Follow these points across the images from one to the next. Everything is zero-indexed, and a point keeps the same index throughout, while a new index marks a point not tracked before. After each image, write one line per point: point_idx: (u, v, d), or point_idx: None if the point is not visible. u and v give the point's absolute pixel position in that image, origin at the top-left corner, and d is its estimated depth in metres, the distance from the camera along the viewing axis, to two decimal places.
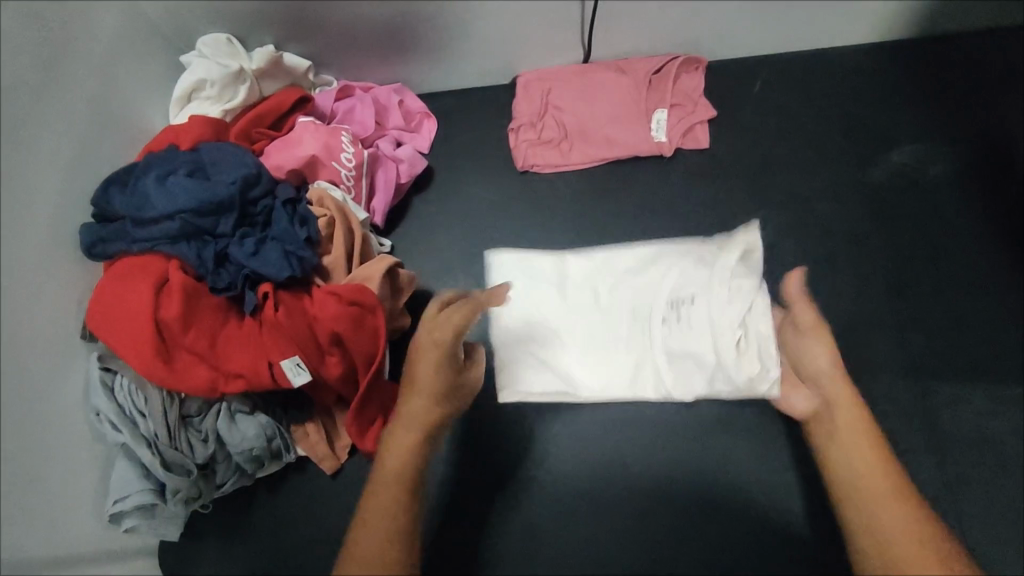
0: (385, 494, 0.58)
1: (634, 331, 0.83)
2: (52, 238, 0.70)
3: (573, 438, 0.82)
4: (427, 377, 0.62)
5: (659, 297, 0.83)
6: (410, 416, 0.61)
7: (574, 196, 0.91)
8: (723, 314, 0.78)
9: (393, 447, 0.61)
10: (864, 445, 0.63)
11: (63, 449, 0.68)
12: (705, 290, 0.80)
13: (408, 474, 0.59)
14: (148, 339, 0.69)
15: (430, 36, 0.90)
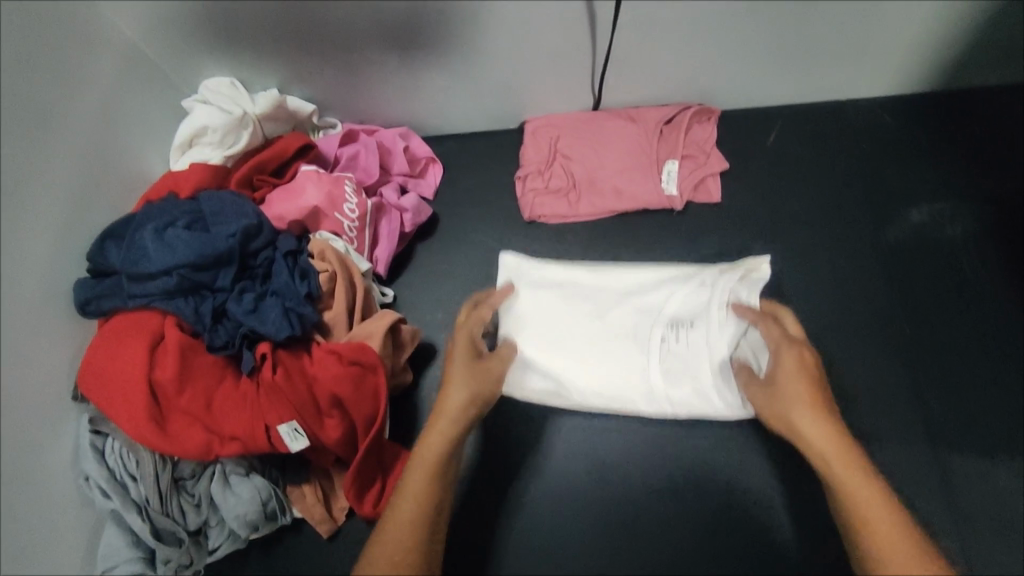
0: (418, 479, 0.61)
1: (634, 346, 0.82)
2: (45, 294, 0.68)
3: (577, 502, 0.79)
4: (462, 369, 0.68)
5: (660, 318, 0.82)
6: (445, 408, 0.64)
7: (581, 249, 0.89)
8: (714, 346, 0.79)
9: (427, 438, 0.63)
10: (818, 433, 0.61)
11: (50, 515, 0.65)
12: (707, 313, 0.81)
13: (436, 462, 0.62)
14: (142, 401, 0.67)
15: (437, 83, 0.89)
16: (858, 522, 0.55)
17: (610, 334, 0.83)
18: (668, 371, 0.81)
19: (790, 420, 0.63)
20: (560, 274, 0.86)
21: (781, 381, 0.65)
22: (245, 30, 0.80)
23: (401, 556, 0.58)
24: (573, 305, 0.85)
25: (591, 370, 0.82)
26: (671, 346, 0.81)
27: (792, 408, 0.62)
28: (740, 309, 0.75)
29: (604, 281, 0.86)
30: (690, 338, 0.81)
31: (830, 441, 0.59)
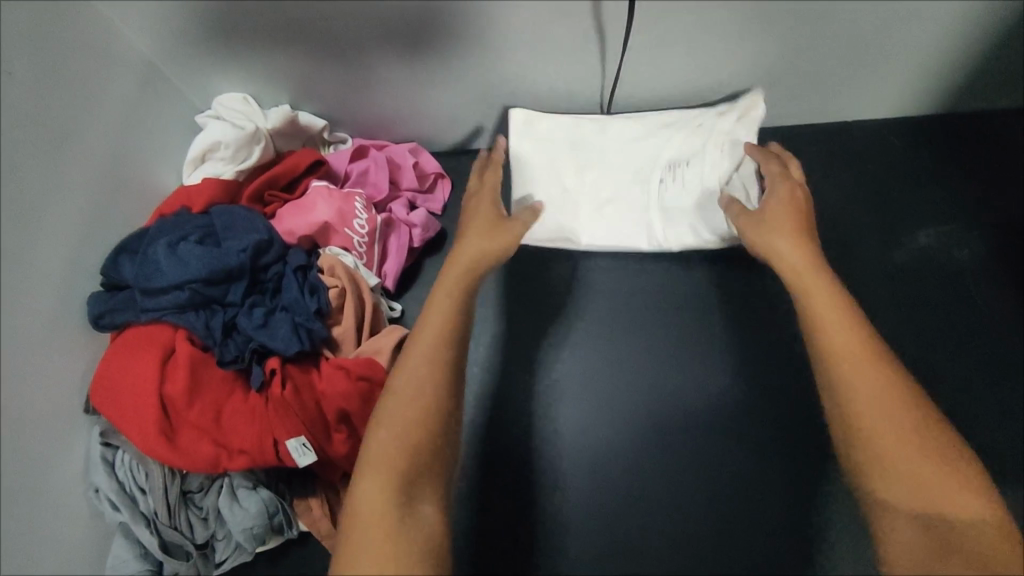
0: (434, 333, 0.59)
1: (633, 187, 0.87)
2: (59, 309, 0.69)
3: (579, 521, 0.79)
4: (479, 224, 0.69)
5: (657, 163, 0.87)
6: (458, 258, 0.65)
7: (587, 266, 0.90)
8: (708, 169, 0.84)
9: (440, 295, 0.62)
10: (793, 247, 0.64)
11: (60, 528, 0.65)
12: (699, 152, 0.85)
13: (458, 302, 0.61)
14: (153, 414, 0.68)
15: (447, 100, 0.90)
16: (818, 336, 0.57)
17: (610, 181, 0.88)
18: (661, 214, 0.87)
19: (771, 244, 0.66)
20: (559, 128, 0.87)
21: (767, 212, 0.69)
22: (259, 47, 0.81)
23: (428, 377, 0.56)
24: (581, 126, 0.87)
25: (589, 218, 0.88)
26: (664, 190, 0.86)
27: (775, 236, 0.66)
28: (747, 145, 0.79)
29: (607, 122, 0.86)
30: (685, 156, 0.85)
31: (804, 261, 0.63)
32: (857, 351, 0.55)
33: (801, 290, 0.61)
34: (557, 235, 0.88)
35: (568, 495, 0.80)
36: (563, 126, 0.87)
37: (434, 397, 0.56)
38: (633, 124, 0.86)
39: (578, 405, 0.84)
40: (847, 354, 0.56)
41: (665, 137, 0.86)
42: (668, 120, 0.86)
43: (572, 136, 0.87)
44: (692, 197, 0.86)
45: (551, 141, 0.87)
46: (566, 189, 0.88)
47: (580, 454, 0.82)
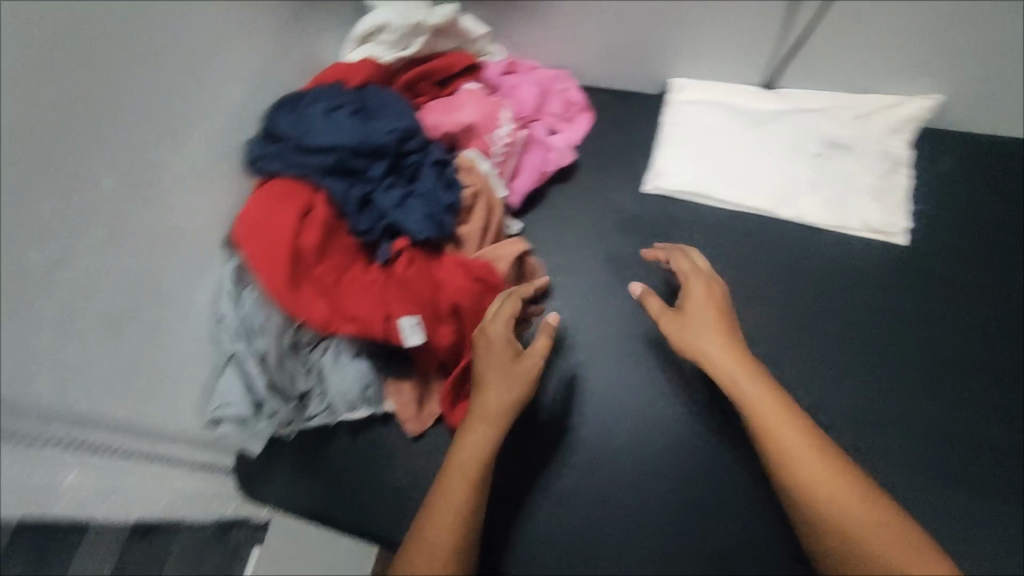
0: (456, 487, 0.64)
1: (784, 158, 0.86)
2: (219, 145, 0.73)
3: (642, 478, 0.78)
4: (501, 374, 0.69)
5: (817, 137, 0.85)
6: (487, 411, 0.67)
7: (715, 227, 0.86)
8: (863, 160, 0.84)
9: (471, 430, 0.67)
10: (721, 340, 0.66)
11: (184, 344, 0.71)
12: (861, 140, 0.84)
13: (475, 462, 0.66)
14: (286, 261, 0.70)
15: (611, 31, 0.89)
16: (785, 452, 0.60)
17: (762, 146, 0.87)
18: (808, 189, 0.84)
19: (700, 344, 0.67)
20: (719, 88, 0.90)
21: (690, 308, 0.70)
22: None
23: (453, 524, 0.63)
24: (744, 90, 0.89)
25: (729, 178, 0.87)
26: (817, 164, 0.85)
27: (701, 334, 0.67)
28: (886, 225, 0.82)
29: (772, 91, 0.88)
30: (845, 141, 0.85)
31: (734, 360, 0.65)
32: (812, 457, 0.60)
33: (738, 394, 0.64)
34: (690, 188, 0.87)
35: (599, 433, 0.80)
36: (727, 87, 0.90)
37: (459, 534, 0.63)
38: (797, 96, 0.87)
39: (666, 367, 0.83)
40: (812, 462, 0.59)
41: (828, 116, 0.86)
42: (834, 101, 0.86)
43: (733, 98, 0.90)
44: (846, 178, 0.84)
45: (711, 97, 0.90)
46: (709, 150, 0.88)
47: (621, 439, 0.80)
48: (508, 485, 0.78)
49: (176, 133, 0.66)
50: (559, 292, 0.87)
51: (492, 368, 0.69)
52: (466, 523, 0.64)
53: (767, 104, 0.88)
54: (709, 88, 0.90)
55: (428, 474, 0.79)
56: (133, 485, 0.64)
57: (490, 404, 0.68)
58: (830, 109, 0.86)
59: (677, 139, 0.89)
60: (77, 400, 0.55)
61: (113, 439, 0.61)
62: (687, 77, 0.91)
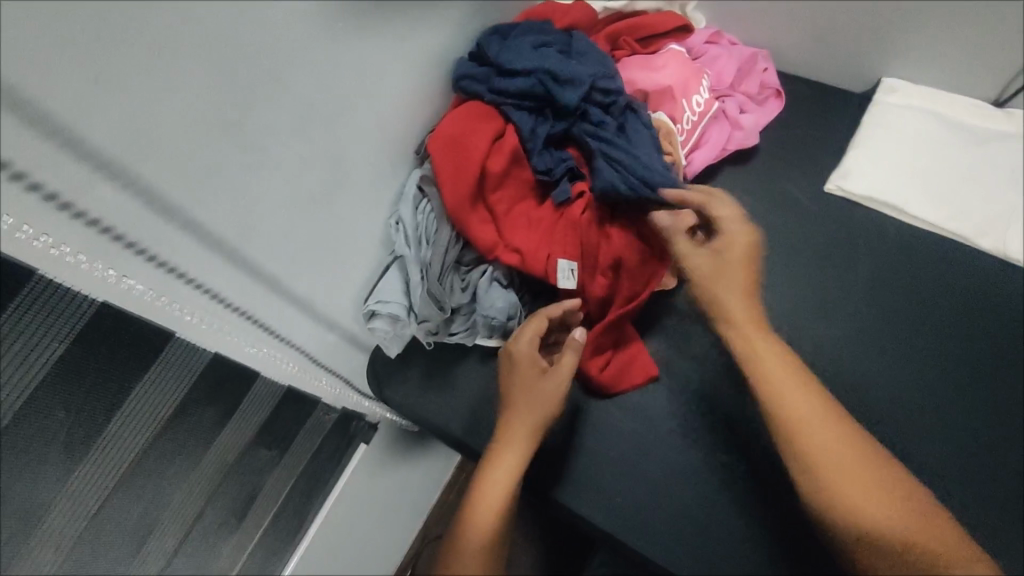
0: (487, 504, 0.66)
1: (994, 183, 0.80)
2: (431, 59, 0.75)
3: (772, 489, 0.74)
4: (529, 392, 0.71)
5: None
6: (510, 433, 0.70)
7: (898, 241, 0.80)
8: None
9: (500, 451, 0.69)
10: (739, 293, 0.66)
11: (361, 237, 0.75)
12: None
13: (504, 479, 0.68)
14: (471, 179, 0.73)
15: (831, 17, 0.84)
16: (802, 434, 0.59)
17: (972, 166, 0.81)
18: (1015, 222, 0.78)
19: (722, 296, 0.66)
20: (935, 98, 0.84)
21: (724, 255, 0.67)
22: None
23: (485, 542, 0.65)
24: (964, 105, 0.83)
25: (927, 193, 0.81)
26: None
27: (730, 287, 0.66)
28: None
29: (995, 113, 0.83)
30: None
31: (749, 314, 0.65)
32: (832, 438, 0.58)
33: (753, 358, 0.64)
34: (881, 194, 0.81)
35: (632, 442, 0.78)
36: (945, 98, 0.84)
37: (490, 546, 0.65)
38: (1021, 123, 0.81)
39: (832, 383, 0.73)
40: (830, 438, 0.58)
41: None
42: None
43: (949, 110, 0.83)
44: None
45: (925, 104, 0.84)
46: (911, 159, 0.83)
47: (743, 435, 0.77)
48: (624, 454, 0.77)
49: (407, 34, 0.69)
50: None
51: (517, 389, 0.72)
52: (494, 540, 0.66)
53: (993, 122, 0.82)
54: (924, 95, 0.84)
55: None
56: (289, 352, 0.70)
57: (519, 424, 0.70)
58: None
59: (877, 141, 0.84)
60: (266, 258, 0.60)
61: (283, 305, 0.66)
62: (903, 80, 0.86)
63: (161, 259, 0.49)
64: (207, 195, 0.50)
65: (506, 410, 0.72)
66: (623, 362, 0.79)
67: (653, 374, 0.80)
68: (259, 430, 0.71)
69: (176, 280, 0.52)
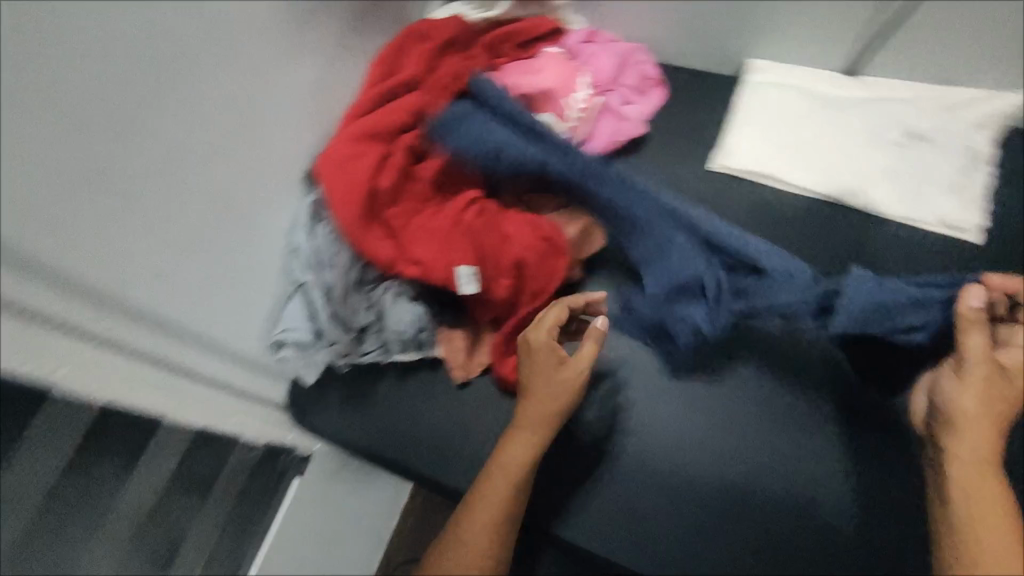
0: (495, 492, 0.66)
1: (862, 144, 0.84)
2: (308, 85, 0.75)
3: (692, 462, 0.77)
4: (542, 383, 0.69)
5: (899, 125, 0.83)
6: (528, 418, 0.68)
7: (782, 212, 0.85)
8: (945, 156, 0.81)
9: (512, 440, 0.68)
10: (996, 405, 0.57)
11: (260, 268, 0.74)
12: (948, 131, 0.82)
13: (514, 469, 0.67)
14: (360, 199, 0.73)
15: (695, 7, 0.88)
16: (975, 513, 0.53)
17: (836, 131, 0.86)
18: (883, 179, 0.82)
19: (968, 400, 0.57)
20: (797, 71, 0.89)
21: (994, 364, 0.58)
22: None
23: (487, 532, 0.64)
24: (823, 75, 0.88)
25: (799, 160, 0.85)
26: (898, 152, 0.83)
27: (983, 400, 0.57)
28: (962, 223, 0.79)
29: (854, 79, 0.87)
30: (929, 134, 0.82)
31: (986, 417, 0.56)
32: (986, 515, 0.52)
33: (955, 437, 0.57)
34: (757, 166, 0.86)
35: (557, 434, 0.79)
36: (805, 70, 0.89)
37: (497, 536, 0.65)
38: (877, 85, 0.86)
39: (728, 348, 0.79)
40: (986, 518, 0.52)
41: (915, 106, 0.84)
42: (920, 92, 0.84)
43: (809, 82, 0.89)
44: (926, 166, 0.82)
45: (788, 79, 0.89)
46: (782, 131, 0.87)
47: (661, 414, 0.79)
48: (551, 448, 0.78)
49: (276, 60, 0.69)
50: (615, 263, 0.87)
51: (533, 378, 0.70)
52: (499, 529, 0.65)
53: (848, 90, 0.87)
54: (786, 70, 0.90)
55: (472, 424, 0.81)
56: (197, 392, 0.67)
57: (530, 413, 0.69)
58: (916, 99, 0.84)
59: (750, 118, 0.89)
60: (153, 297, 0.58)
61: (182, 345, 0.64)
62: (766, 58, 0.91)
63: (29, 311, 0.47)
64: (69, 240, 0.48)
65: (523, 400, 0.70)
66: None
67: None
68: (172, 476, 0.69)
69: (49, 330, 0.49)
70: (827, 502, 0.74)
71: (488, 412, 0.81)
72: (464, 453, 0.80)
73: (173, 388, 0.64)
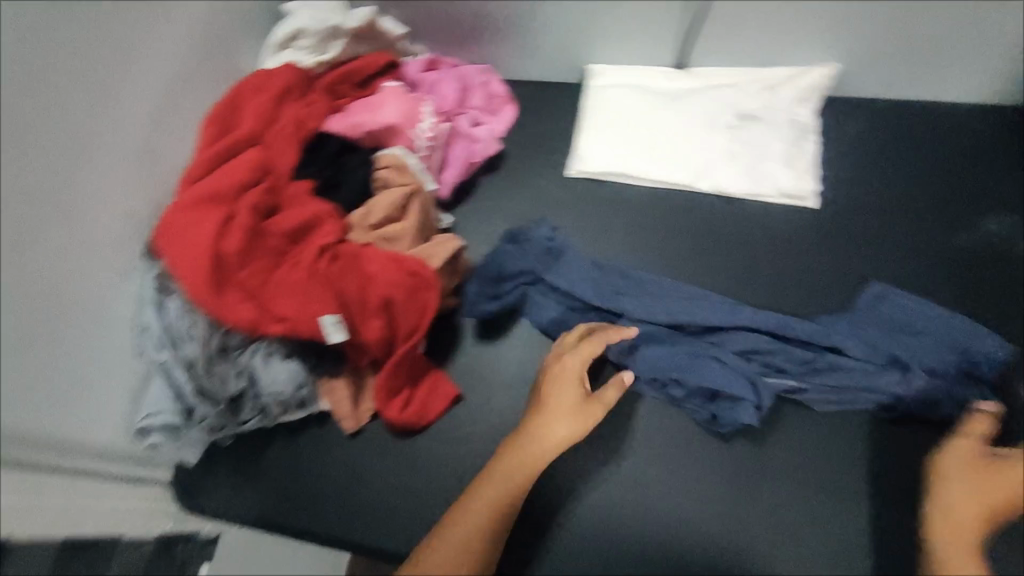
0: (485, 505, 0.65)
1: (700, 132, 0.89)
2: (136, 155, 0.71)
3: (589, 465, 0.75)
4: (561, 400, 0.70)
5: (729, 110, 0.89)
6: (535, 434, 0.68)
7: (639, 209, 0.88)
8: (775, 134, 0.87)
9: (513, 454, 0.67)
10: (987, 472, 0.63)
11: (110, 355, 0.69)
12: (773, 111, 0.87)
13: (510, 487, 0.66)
14: (205, 267, 0.69)
15: (527, 25, 0.90)
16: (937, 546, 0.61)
17: (676, 122, 0.90)
18: (725, 162, 0.87)
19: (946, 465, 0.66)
20: (634, 71, 0.93)
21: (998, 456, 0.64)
22: None
23: (466, 541, 0.63)
24: (657, 71, 0.92)
25: (646, 156, 0.89)
26: (732, 134, 0.88)
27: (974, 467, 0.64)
28: (795, 194, 0.85)
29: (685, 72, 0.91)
30: (759, 114, 0.87)
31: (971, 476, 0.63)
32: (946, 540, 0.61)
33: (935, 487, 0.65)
34: (609, 167, 0.89)
35: (455, 463, 0.78)
36: (640, 69, 0.92)
37: (474, 550, 0.63)
38: (705, 75, 0.91)
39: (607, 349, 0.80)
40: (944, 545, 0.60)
41: (741, 90, 0.89)
42: (743, 75, 0.89)
43: (645, 79, 0.92)
44: (759, 144, 0.87)
45: (625, 80, 0.93)
46: (628, 130, 0.91)
47: None
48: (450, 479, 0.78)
49: (93, 138, 0.64)
50: None
51: (557, 398, 0.70)
52: (479, 543, 0.64)
53: (680, 83, 0.91)
54: (622, 72, 0.93)
55: (369, 470, 0.79)
56: (62, 501, 0.63)
57: (541, 428, 0.68)
58: (741, 84, 0.89)
59: (598, 122, 0.92)
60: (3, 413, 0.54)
61: (37, 454, 0.59)
62: (604, 63, 0.94)
63: None
64: None
65: (536, 415, 0.69)
66: (424, 393, 0.79)
67: (457, 393, 0.80)
68: None
69: None
70: (723, 479, 0.74)
71: (384, 455, 0.79)
72: (364, 503, 0.77)
73: (34, 502, 0.59)
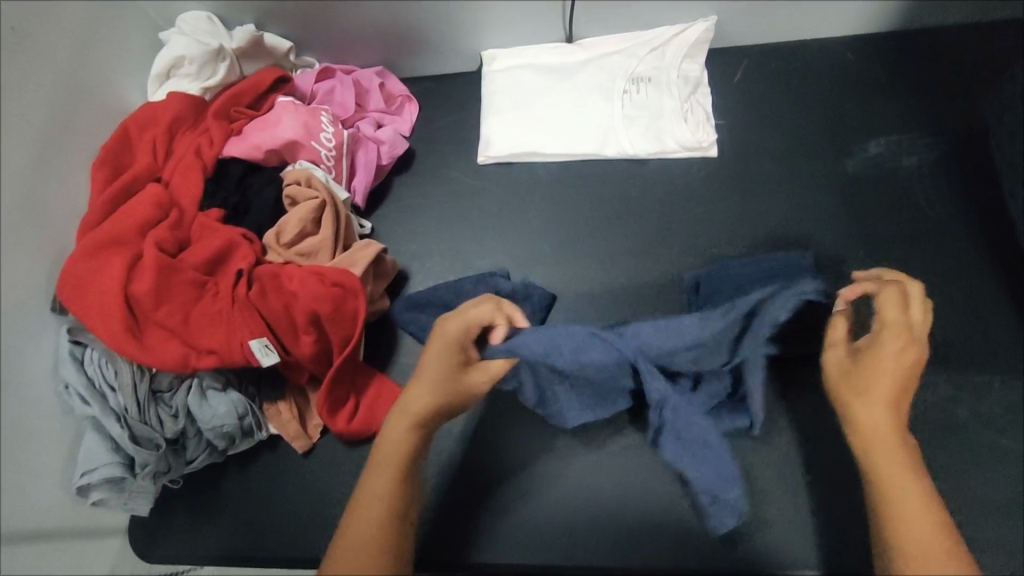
0: (378, 485, 0.57)
1: (598, 102, 0.91)
2: (28, 209, 0.68)
3: (539, 438, 0.78)
4: (436, 370, 0.61)
5: (622, 75, 0.91)
6: (409, 407, 0.60)
7: (552, 184, 0.90)
8: (668, 93, 0.90)
9: (391, 429, 0.59)
10: (890, 399, 0.58)
11: (35, 419, 0.66)
12: (661, 72, 0.90)
13: (397, 464, 0.58)
14: (120, 313, 0.68)
15: (414, 22, 0.91)
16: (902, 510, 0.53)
17: (573, 96, 0.92)
18: (625, 128, 0.90)
19: (851, 408, 0.59)
20: (526, 51, 0.94)
21: (870, 365, 0.61)
22: None
23: (367, 529, 0.55)
24: (549, 48, 0.93)
25: (550, 134, 0.91)
26: (628, 100, 0.91)
27: (873, 396, 0.59)
28: (694, 147, 0.88)
29: (575, 44, 0.93)
30: (649, 77, 0.91)
31: (883, 416, 0.58)
32: (916, 502, 0.54)
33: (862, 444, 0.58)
34: (515, 150, 0.90)
35: None
36: (533, 48, 0.94)
37: (379, 540, 0.55)
38: (595, 44, 0.92)
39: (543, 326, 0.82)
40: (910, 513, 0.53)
41: (630, 54, 0.91)
42: (629, 39, 0.92)
43: (539, 57, 0.94)
44: (653, 106, 0.90)
45: (520, 60, 0.94)
46: (529, 110, 0.92)
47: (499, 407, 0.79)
48: None
49: None
50: (417, 277, 0.88)
51: (427, 366, 0.62)
52: (389, 529, 0.56)
53: (573, 56, 0.93)
54: (516, 53, 0.94)
55: (327, 484, 0.79)
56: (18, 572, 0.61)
57: (414, 401, 0.60)
58: (630, 49, 0.91)
59: (499, 107, 0.93)
60: None
61: None
62: (497, 47, 0.95)
63: None
64: None
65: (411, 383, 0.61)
66: (369, 401, 0.79)
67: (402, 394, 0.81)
68: None
69: None
70: None
71: (340, 466, 0.79)
72: (327, 517, 0.77)
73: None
